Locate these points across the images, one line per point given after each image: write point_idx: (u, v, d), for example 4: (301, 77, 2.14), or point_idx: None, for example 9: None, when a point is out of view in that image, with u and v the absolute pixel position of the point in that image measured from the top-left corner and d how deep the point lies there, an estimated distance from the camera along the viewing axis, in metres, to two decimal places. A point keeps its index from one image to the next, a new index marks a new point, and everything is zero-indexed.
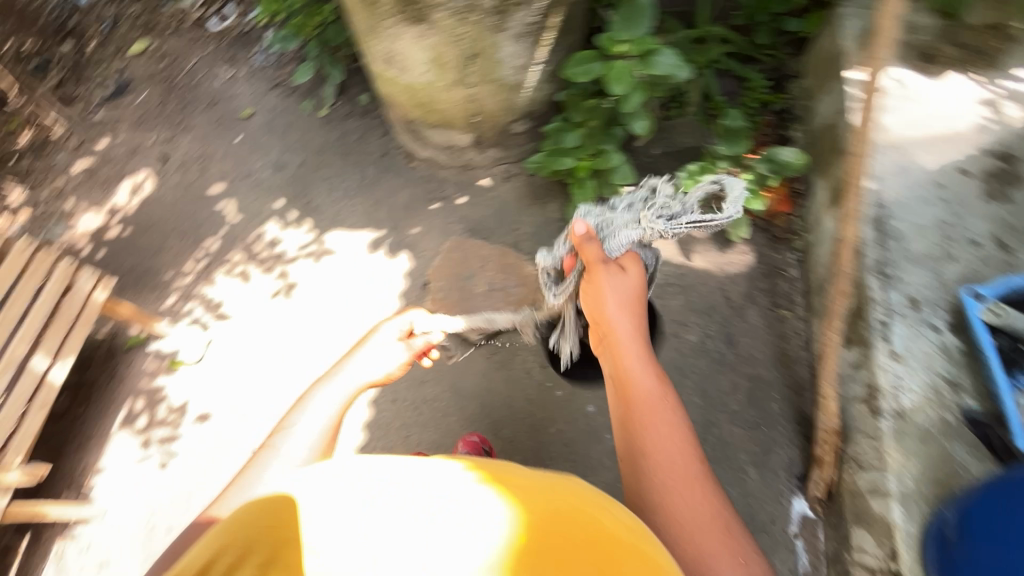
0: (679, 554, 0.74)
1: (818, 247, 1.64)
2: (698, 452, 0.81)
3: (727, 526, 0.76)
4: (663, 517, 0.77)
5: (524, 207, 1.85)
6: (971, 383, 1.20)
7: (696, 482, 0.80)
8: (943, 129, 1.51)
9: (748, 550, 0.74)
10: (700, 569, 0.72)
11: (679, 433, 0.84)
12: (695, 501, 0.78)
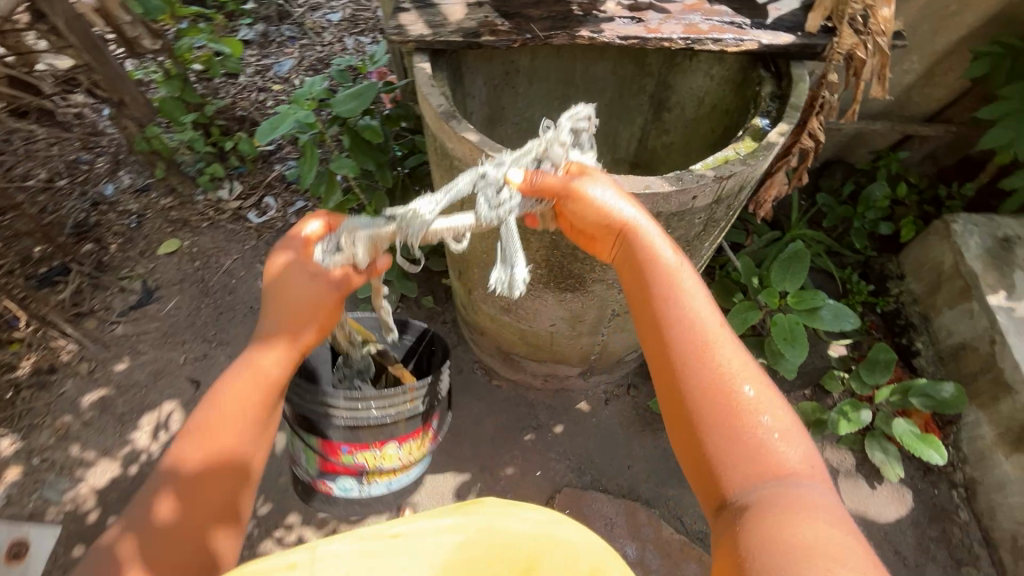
0: (710, 431, 0.66)
1: (998, 492, 1.44)
2: (716, 358, 0.69)
3: (749, 380, 0.68)
4: (693, 391, 0.68)
5: (636, 435, 1.66)
6: None
7: (718, 347, 0.70)
8: None
9: (768, 410, 0.66)
10: (728, 438, 0.65)
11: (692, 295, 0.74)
12: (723, 368, 0.69)
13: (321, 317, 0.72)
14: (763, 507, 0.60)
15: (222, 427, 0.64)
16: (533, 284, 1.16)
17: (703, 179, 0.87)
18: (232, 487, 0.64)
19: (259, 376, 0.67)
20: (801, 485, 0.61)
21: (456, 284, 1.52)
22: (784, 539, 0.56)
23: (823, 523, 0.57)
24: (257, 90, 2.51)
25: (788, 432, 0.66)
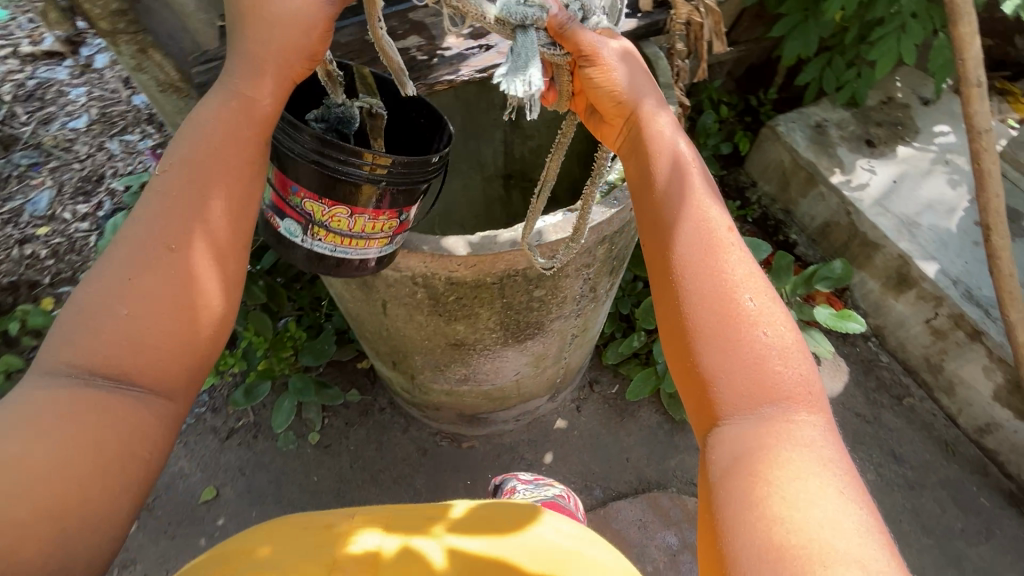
0: (715, 342, 0.61)
1: (902, 329, 1.67)
2: (715, 265, 0.64)
3: (752, 291, 0.62)
4: (698, 297, 0.63)
5: (618, 425, 1.66)
6: None
7: (730, 257, 0.64)
8: (934, 196, 1.68)
9: (774, 327, 0.61)
10: (728, 352, 0.60)
11: (692, 196, 0.67)
12: (732, 272, 0.63)
13: (305, 39, 0.63)
14: (758, 430, 0.58)
15: (218, 166, 0.61)
16: (488, 347, 1.05)
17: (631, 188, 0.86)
18: (224, 226, 0.61)
19: (244, 104, 0.63)
20: (791, 414, 0.59)
21: (392, 374, 1.35)
22: (780, 477, 0.55)
23: (818, 462, 0.56)
24: (19, 244, 1.97)
25: (795, 361, 0.61)
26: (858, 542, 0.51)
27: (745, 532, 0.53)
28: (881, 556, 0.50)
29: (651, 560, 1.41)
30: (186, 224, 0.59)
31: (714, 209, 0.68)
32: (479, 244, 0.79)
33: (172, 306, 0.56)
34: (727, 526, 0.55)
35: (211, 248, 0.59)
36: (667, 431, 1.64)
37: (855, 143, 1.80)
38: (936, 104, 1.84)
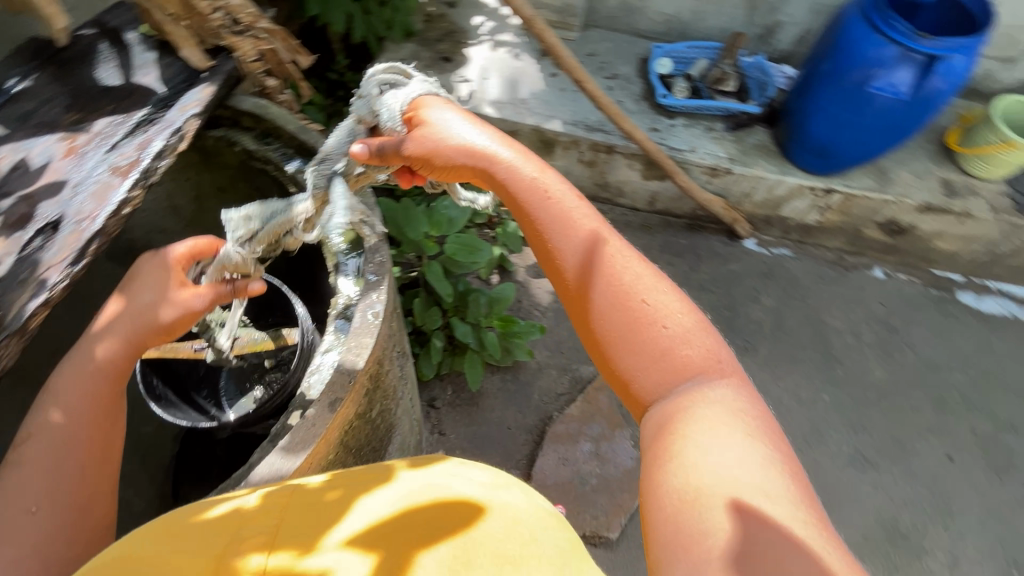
0: (617, 334, 0.62)
1: (571, 175, 2.02)
2: (594, 266, 0.65)
3: (648, 288, 0.63)
4: (589, 300, 0.64)
5: (479, 411, 1.65)
6: (708, 120, 1.89)
7: (620, 259, 0.65)
8: (514, 71, 1.96)
9: (673, 317, 0.62)
10: (630, 346, 0.61)
11: (560, 218, 0.68)
12: (618, 268, 0.64)
13: (175, 326, 0.74)
14: (675, 405, 0.57)
15: (80, 429, 0.66)
16: None
17: (380, 248, 0.76)
18: (92, 471, 0.66)
19: (104, 369, 0.69)
20: (707, 399, 0.57)
21: None
22: (696, 432, 0.54)
23: (732, 421, 0.55)
24: None
25: (699, 342, 0.61)
26: (766, 492, 0.48)
27: (658, 493, 0.52)
28: (792, 506, 0.48)
29: (590, 476, 1.51)
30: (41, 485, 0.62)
31: (589, 224, 0.68)
32: (300, 443, 0.60)
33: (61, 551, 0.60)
34: (646, 488, 0.54)
35: (83, 496, 0.64)
36: (513, 381, 1.69)
37: (437, 65, 1.94)
38: (460, 4, 2.09)
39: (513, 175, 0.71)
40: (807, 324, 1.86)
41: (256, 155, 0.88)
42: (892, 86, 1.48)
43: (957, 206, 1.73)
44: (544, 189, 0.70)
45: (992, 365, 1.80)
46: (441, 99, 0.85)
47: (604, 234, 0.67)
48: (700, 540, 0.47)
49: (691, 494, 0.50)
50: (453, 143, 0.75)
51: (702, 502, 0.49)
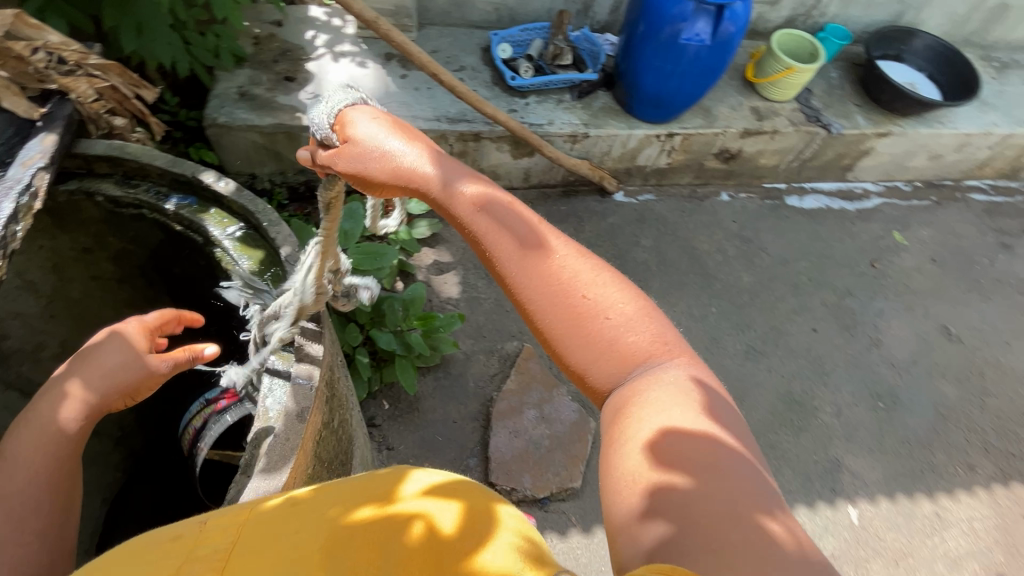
0: (563, 331, 0.61)
1: None
2: (528, 262, 0.63)
3: (589, 278, 0.62)
4: (532, 301, 0.63)
5: (421, 414, 1.64)
6: (556, 93, 2.04)
7: (557, 253, 0.64)
8: (363, 78, 1.95)
9: (619, 306, 0.61)
10: (572, 338, 0.60)
11: (489, 217, 0.68)
12: (556, 265, 0.63)
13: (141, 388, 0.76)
14: (629, 395, 0.57)
15: (39, 487, 0.65)
16: None
17: (294, 258, 0.76)
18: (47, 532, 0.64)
19: (71, 426, 0.70)
20: (660, 381, 0.57)
21: None
22: (655, 419, 0.54)
23: (687, 407, 0.55)
24: None
25: (643, 325, 0.61)
26: (719, 472, 0.49)
27: (616, 486, 0.52)
28: (740, 479, 0.50)
29: (542, 439, 1.60)
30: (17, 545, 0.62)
31: (519, 220, 0.67)
32: (281, 461, 0.61)
33: None
34: (606, 482, 0.54)
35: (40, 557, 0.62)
36: (446, 376, 1.70)
37: (280, 86, 1.86)
38: (287, 21, 2.02)
39: (448, 175, 0.72)
40: (682, 253, 2.11)
41: (122, 201, 0.83)
42: (695, 36, 1.73)
43: (768, 127, 2.07)
44: (469, 203, 0.69)
45: (823, 249, 2.20)
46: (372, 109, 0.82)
47: (536, 227, 0.66)
48: (660, 523, 0.47)
49: (651, 481, 0.50)
50: (383, 155, 0.75)
51: (663, 485, 0.50)
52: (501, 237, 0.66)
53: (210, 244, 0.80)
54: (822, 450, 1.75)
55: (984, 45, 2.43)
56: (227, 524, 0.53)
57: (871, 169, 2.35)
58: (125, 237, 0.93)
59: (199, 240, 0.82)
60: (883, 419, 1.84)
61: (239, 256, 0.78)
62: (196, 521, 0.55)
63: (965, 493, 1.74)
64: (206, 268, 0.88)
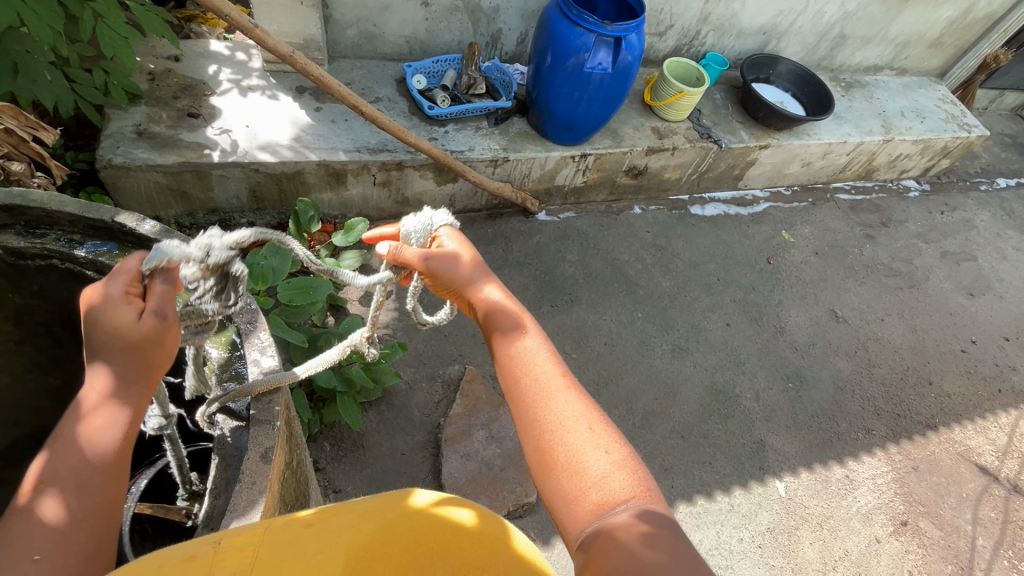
0: (562, 458, 0.70)
1: (369, 200, 2.05)
2: (543, 396, 0.76)
3: (592, 422, 0.73)
4: (532, 435, 0.74)
5: (366, 451, 1.59)
6: (474, 120, 2.11)
7: (567, 392, 0.76)
8: (275, 111, 1.89)
9: (612, 447, 0.71)
10: (571, 471, 0.69)
11: (516, 359, 0.81)
12: (560, 404, 0.75)
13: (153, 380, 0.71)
14: (613, 524, 0.64)
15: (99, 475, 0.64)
16: None
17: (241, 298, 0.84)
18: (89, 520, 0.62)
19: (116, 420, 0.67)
20: (647, 520, 0.63)
21: None
22: (630, 539, 0.61)
23: (662, 537, 0.61)
24: None
25: (633, 473, 0.69)
26: None
27: None
28: None
29: (494, 459, 1.61)
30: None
31: (542, 361, 0.80)
32: (250, 507, 0.69)
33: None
34: None
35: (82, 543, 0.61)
36: (389, 409, 1.67)
37: (184, 123, 1.76)
38: (185, 55, 1.92)
39: (493, 318, 0.86)
40: (605, 265, 2.23)
41: (26, 252, 0.86)
42: (598, 65, 1.88)
43: (669, 144, 2.27)
44: (509, 338, 0.83)
45: (726, 250, 2.43)
46: (455, 239, 0.94)
47: (557, 372, 0.80)
48: None
49: None
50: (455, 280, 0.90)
51: None
52: (520, 376, 0.79)
53: None
54: (748, 433, 1.91)
55: (833, 69, 2.86)
56: (241, 547, 0.56)
57: (757, 178, 2.64)
58: (28, 291, 0.93)
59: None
60: (794, 398, 2.05)
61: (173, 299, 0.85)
62: (207, 542, 0.56)
63: (867, 455, 1.97)
64: None
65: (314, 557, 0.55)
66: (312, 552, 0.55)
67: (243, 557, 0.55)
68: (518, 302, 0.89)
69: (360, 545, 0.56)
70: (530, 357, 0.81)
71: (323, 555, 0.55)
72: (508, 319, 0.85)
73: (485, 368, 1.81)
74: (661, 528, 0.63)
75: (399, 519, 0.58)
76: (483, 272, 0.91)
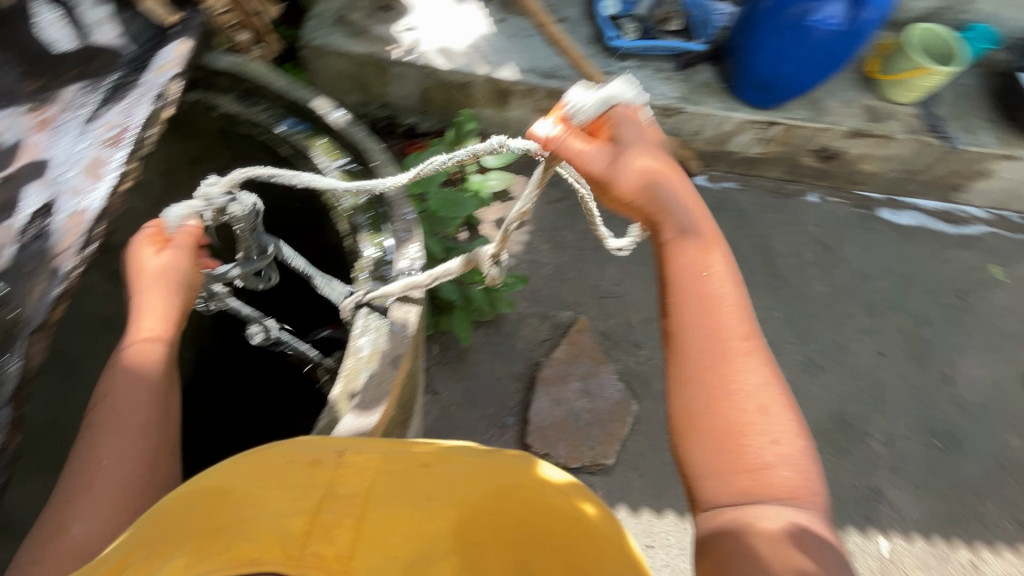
0: (728, 428, 0.65)
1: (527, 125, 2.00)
2: (721, 356, 0.68)
3: (768, 404, 0.66)
4: (699, 390, 0.67)
5: (467, 365, 1.68)
6: (658, 61, 1.92)
7: (745, 362, 0.68)
8: (461, 16, 1.88)
9: (785, 438, 0.65)
10: (732, 447, 0.64)
11: (695, 298, 0.71)
12: (738, 372, 0.67)
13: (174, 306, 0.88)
14: (766, 521, 0.60)
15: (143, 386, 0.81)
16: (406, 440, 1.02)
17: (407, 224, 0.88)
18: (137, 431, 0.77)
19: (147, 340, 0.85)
20: (803, 531, 0.60)
21: None
22: (779, 541, 0.59)
23: (818, 556, 0.58)
24: None
25: (799, 472, 0.64)
26: None
27: None
28: None
29: (582, 412, 1.61)
30: (111, 534, 0.69)
31: (730, 315, 0.70)
32: (375, 402, 0.75)
33: (112, 489, 0.72)
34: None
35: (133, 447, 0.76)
36: (496, 334, 1.72)
37: (377, 15, 1.83)
38: None
39: (682, 236, 0.74)
40: (755, 251, 2.01)
41: (241, 117, 0.97)
42: (828, 19, 1.58)
43: (882, 131, 1.90)
44: (695, 271, 0.72)
45: (909, 271, 2.05)
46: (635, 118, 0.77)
47: (743, 331, 0.70)
48: None
49: None
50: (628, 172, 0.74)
51: None
52: (691, 329, 0.70)
53: (317, 170, 0.93)
54: (863, 477, 1.70)
55: None
56: (360, 466, 0.64)
57: (984, 194, 2.14)
58: (235, 152, 1.07)
59: (307, 173, 0.93)
60: (936, 459, 1.76)
61: (345, 190, 0.90)
62: (332, 452, 0.64)
63: (1008, 550, 1.66)
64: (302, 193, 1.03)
65: (422, 501, 0.62)
66: (420, 495, 0.62)
67: (359, 475, 0.63)
68: (715, 227, 0.76)
69: (462, 506, 0.61)
70: (715, 303, 0.71)
71: (431, 500, 0.62)
72: (697, 244, 0.74)
73: (596, 323, 1.78)
74: (818, 545, 0.59)
75: (508, 487, 0.61)
76: (680, 178, 0.78)
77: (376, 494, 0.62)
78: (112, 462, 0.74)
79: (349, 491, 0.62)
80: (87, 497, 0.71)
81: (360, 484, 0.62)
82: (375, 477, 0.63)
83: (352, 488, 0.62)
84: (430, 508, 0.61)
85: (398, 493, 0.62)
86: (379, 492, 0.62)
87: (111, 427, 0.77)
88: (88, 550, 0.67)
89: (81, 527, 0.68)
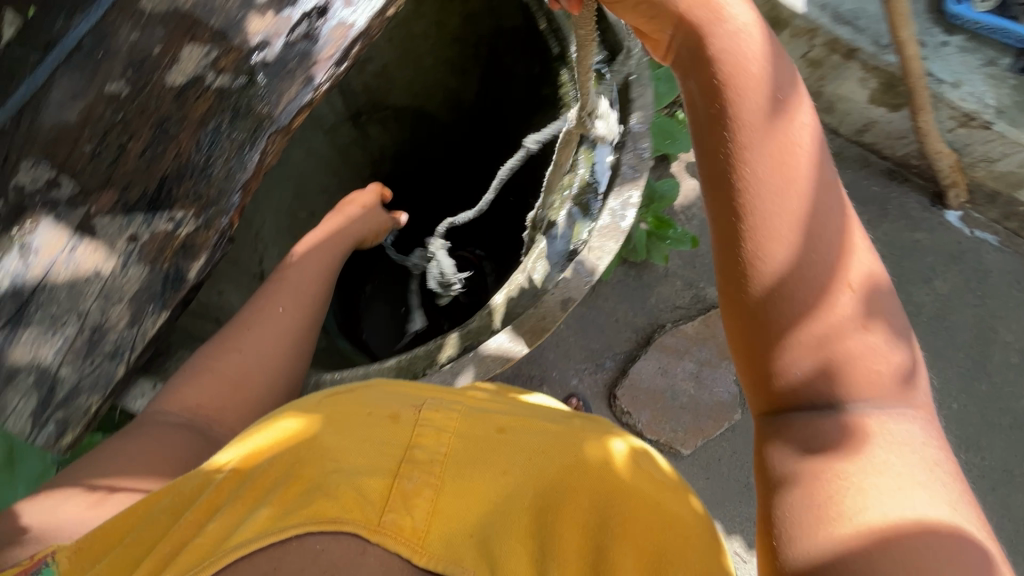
0: (795, 318, 0.47)
1: None
2: (784, 206, 0.48)
3: (835, 245, 0.48)
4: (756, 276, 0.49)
5: (593, 294, 1.63)
6: (995, 50, 1.46)
7: (816, 200, 0.49)
8: None
9: (868, 286, 0.48)
10: (792, 341, 0.47)
11: (768, 139, 0.49)
12: (812, 225, 0.48)
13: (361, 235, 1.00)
14: (852, 433, 0.44)
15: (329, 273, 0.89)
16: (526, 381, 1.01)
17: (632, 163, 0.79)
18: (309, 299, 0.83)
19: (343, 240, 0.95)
20: (904, 427, 0.44)
21: None
22: (876, 454, 0.43)
23: (922, 451, 0.43)
24: None
25: (887, 334, 0.47)
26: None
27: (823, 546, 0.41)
28: None
29: (682, 393, 1.53)
30: (260, 370, 0.73)
31: (800, 139, 0.50)
32: (526, 332, 0.73)
33: (271, 342, 0.76)
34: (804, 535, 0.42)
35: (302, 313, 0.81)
36: (635, 279, 1.63)
37: None
38: None
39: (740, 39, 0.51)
40: (973, 327, 1.62)
41: None
42: None
43: None
44: (774, 106, 0.50)
45: None
46: None
47: (796, 136, 0.50)
48: None
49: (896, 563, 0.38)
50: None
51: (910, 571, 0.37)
52: (758, 198, 0.49)
53: (564, 59, 0.90)
54: None
55: None
56: (438, 426, 0.60)
57: None
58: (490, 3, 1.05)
59: (555, 52, 0.92)
60: None
61: None
62: (410, 408, 0.62)
63: None
64: (536, 74, 1.00)
65: (503, 472, 0.59)
66: (501, 466, 0.59)
67: (437, 432, 0.59)
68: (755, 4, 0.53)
69: (545, 486, 0.58)
70: (795, 134, 0.50)
71: (513, 474, 0.59)
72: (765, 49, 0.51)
73: None
74: (926, 444, 0.44)
75: (578, 469, 0.59)
76: None
77: (456, 449, 0.59)
78: (281, 315, 0.78)
79: (426, 447, 0.58)
80: (256, 335, 0.76)
81: (439, 444, 0.58)
82: (454, 437, 0.59)
83: (431, 446, 0.58)
84: (512, 480, 0.58)
85: (471, 455, 0.59)
86: (457, 452, 0.59)
87: (288, 287, 0.82)
88: (243, 380, 0.72)
89: (241, 359, 0.73)
